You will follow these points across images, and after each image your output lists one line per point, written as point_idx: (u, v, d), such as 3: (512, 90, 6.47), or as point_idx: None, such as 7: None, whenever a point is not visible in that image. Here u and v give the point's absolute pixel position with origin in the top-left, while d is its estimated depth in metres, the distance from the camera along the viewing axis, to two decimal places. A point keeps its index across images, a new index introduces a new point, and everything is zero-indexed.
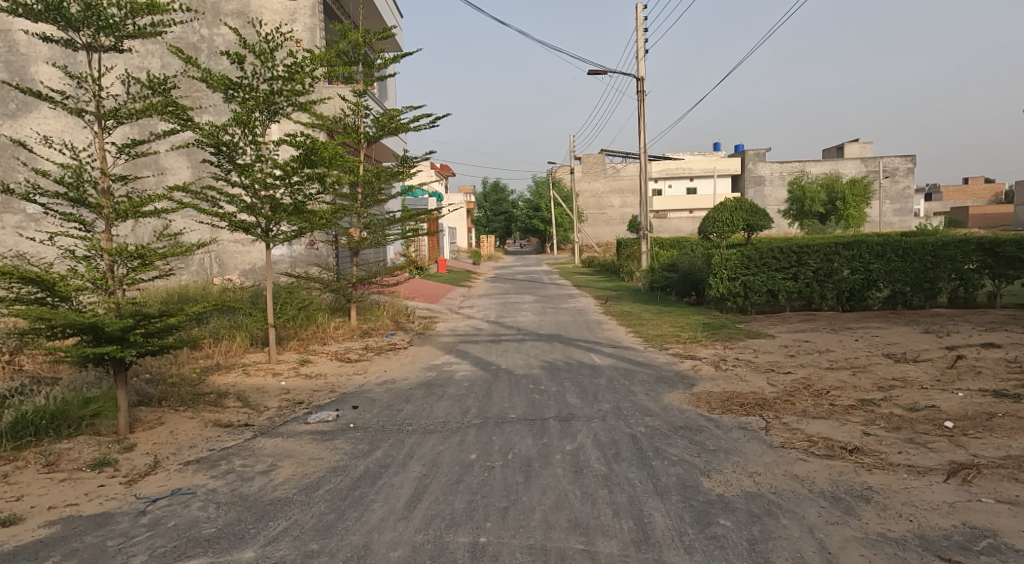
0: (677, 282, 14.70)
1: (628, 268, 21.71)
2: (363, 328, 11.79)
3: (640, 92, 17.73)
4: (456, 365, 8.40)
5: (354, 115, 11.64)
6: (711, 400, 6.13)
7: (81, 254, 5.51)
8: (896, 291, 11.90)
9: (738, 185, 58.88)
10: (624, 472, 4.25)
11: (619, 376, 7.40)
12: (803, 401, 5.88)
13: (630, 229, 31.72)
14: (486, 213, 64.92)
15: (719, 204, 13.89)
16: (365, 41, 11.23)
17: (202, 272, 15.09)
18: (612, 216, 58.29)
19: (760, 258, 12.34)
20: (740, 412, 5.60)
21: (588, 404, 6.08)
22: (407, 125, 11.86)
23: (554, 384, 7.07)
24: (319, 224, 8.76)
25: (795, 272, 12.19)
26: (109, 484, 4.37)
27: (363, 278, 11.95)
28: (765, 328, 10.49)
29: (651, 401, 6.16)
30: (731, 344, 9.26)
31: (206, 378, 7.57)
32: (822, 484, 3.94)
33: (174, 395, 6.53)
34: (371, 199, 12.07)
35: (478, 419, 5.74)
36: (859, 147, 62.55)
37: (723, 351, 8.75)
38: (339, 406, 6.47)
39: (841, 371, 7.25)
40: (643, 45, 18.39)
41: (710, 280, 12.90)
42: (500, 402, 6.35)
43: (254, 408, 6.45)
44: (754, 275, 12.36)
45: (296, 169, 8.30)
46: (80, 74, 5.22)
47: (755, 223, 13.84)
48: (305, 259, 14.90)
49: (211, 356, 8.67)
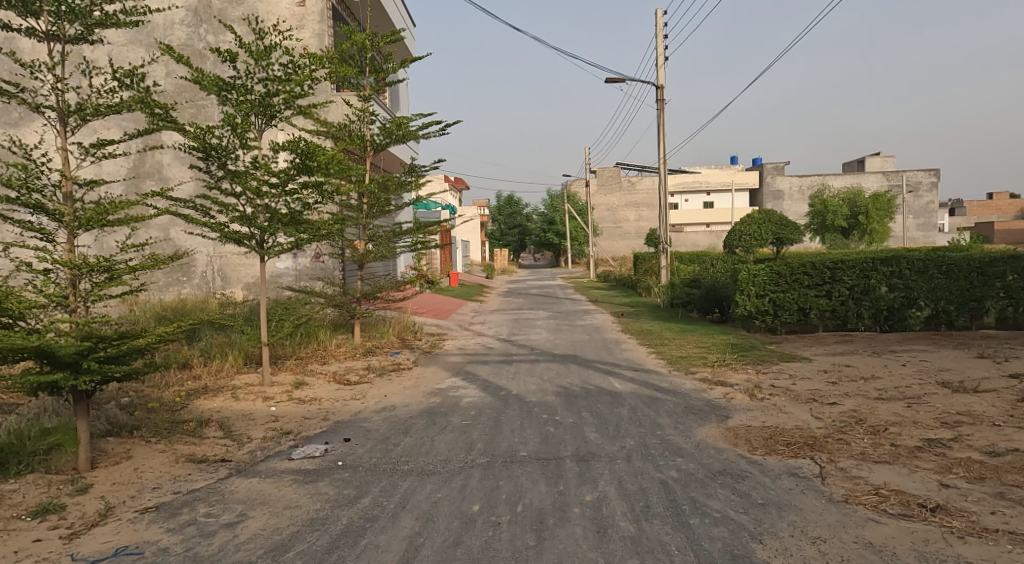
0: (699, 298, 13.93)
1: (645, 284, 20.96)
2: (367, 346, 11.17)
3: (660, 99, 17.03)
4: (462, 391, 7.68)
5: (359, 121, 11.06)
6: (752, 437, 5.34)
7: (40, 267, 4.86)
8: (939, 310, 11.07)
9: (757, 200, 57.99)
10: (657, 535, 3.51)
11: (643, 405, 6.66)
12: (859, 441, 5.09)
13: (647, 243, 30.94)
14: (499, 226, 64.42)
15: (747, 216, 12.95)
16: (373, 45, 10.75)
17: (203, 285, 14.60)
18: (628, 230, 57.45)
19: (790, 274, 11.50)
20: (788, 454, 4.83)
21: (610, 440, 5.34)
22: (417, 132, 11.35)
23: (570, 414, 6.33)
24: (322, 236, 8.23)
25: (828, 289, 11.38)
26: (46, 539, 3.71)
27: (367, 293, 11.43)
28: (799, 350, 9.67)
29: (682, 438, 5.39)
30: (763, 368, 8.47)
31: (189, 403, 6.91)
32: (906, 558, 3.16)
33: (149, 425, 5.89)
34: (378, 210, 11.48)
35: (484, 458, 5.02)
36: (881, 160, 61.44)
37: (755, 377, 7.96)
38: (329, 438, 5.77)
39: (894, 403, 6.44)
40: (662, 52, 17.76)
41: (736, 297, 12.06)
42: (510, 436, 5.62)
43: (235, 439, 5.78)
44: (784, 292, 11.54)
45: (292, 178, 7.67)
46: (34, 61, 4.58)
47: (785, 236, 12.79)
48: (310, 273, 14.51)
49: (199, 377, 8.04)
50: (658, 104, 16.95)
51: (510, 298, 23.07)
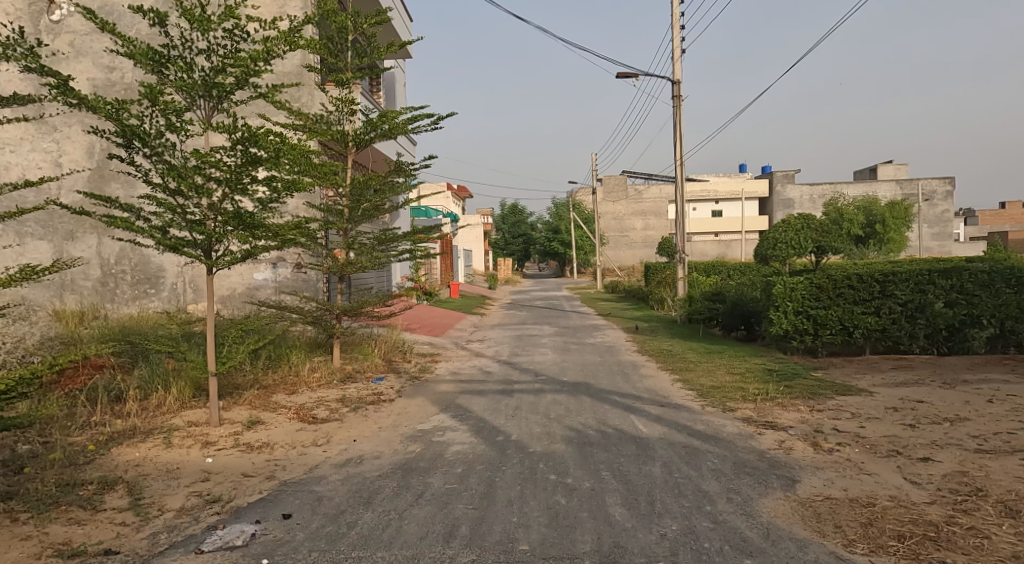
0: (723, 314, 12.52)
1: (659, 296, 19.54)
2: (347, 370, 9.73)
3: (677, 95, 15.63)
4: (450, 434, 6.21)
5: (339, 112, 9.71)
6: (842, 520, 3.85)
7: None
8: (1007, 330, 9.57)
9: (767, 208, 56.58)
10: None
11: (679, 460, 5.18)
12: (999, 531, 3.59)
13: (659, 252, 29.56)
14: (503, 235, 63.14)
15: (782, 221, 11.37)
16: (355, 26, 9.42)
17: (175, 299, 13.34)
18: (635, 239, 56.00)
19: (834, 288, 9.99)
20: (906, 555, 3.35)
21: (645, 525, 3.85)
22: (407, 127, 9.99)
23: (587, 475, 4.84)
24: (288, 242, 6.89)
25: (878, 306, 9.86)
26: None
27: (348, 308, 10.00)
28: (852, 379, 8.17)
29: (743, 520, 3.90)
30: (817, 404, 6.98)
31: (102, 455, 5.45)
32: None
33: (28, 493, 4.46)
34: (361, 214, 10.07)
35: (469, 555, 3.54)
36: (894, 168, 59.99)
37: (812, 417, 6.46)
38: (264, 512, 4.31)
39: (1008, 460, 4.95)
40: (679, 44, 16.40)
41: (769, 314, 10.57)
42: (506, 512, 4.14)
43: (139, 513, 4.33)
44: (826, 309, 10.04)
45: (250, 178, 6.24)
46: None
47: (827, 244, 11.19)
48: (290, 285, 13.37)
49: (131, 415, 6.61)
50: (675, 100, 15.54)
51: (514, 311, 21.62)
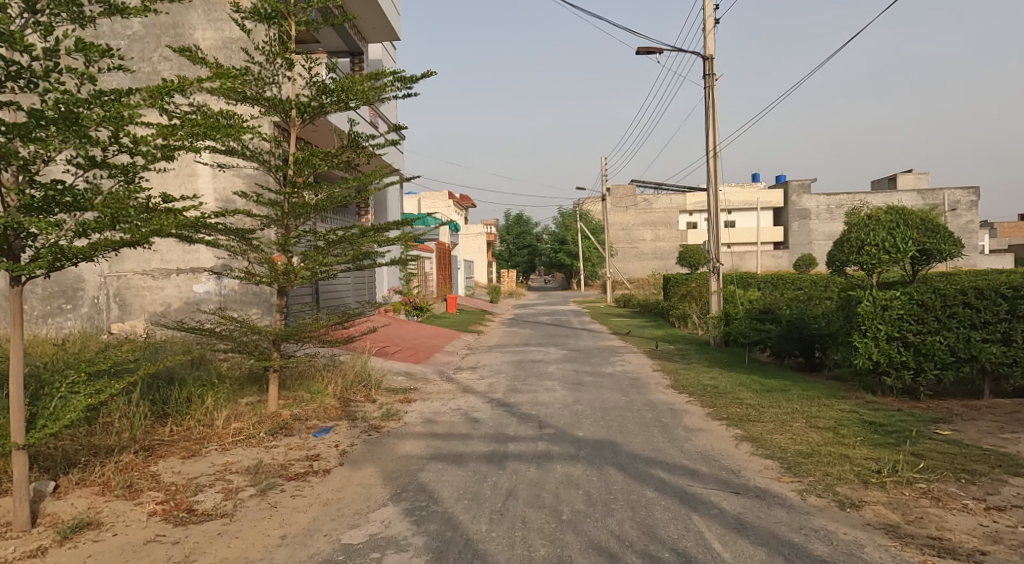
0: (777, 338, 9.97)
1: (682, 311, 16.98)
2: (283, 417, 7.14)
3: (711, 73, 13.14)
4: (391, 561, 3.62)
5: (274, 70, 7.21)
6: None
7: None
8: None
9: (782, 218, 54.09)
10: None
11: None
12: None
13: (679, 262, 27.06)
14: (508, 247, 60.79)
15: (865, 215, 8.17)
16: None
17: (96, 316, 10.83)
18: (644, 251, 53.50)
19: (944, 305, 7.37)
20: None
21: None
22: (377, 94, 7.55)
23: None
24: (151, 236, 4.46)
25: (1006, 331, 7.21)
26: None
27: (287, 332, 7.44)
28: (1007, 443, 5.54)
29: None
30: (989, 495, 4.35)
31: None
32: None
33: None
34: (309, 211, 7.44)
35: None
36: (915, 177, 57.41)
37: (1002, 528, 3.84)
38: None
39: None
40: (712, 15, 13.93)
41: (851, 339, 7.94)
42: None
43: None
44: (933, 334, 7.42)
45: (71, 129, 3.78)
46: None
47: (934, 248, 7.60)
48: (239, 298, 10.96)
49: None
50: (707, 80, 13.04)
51: (516, 329, 19.05)
